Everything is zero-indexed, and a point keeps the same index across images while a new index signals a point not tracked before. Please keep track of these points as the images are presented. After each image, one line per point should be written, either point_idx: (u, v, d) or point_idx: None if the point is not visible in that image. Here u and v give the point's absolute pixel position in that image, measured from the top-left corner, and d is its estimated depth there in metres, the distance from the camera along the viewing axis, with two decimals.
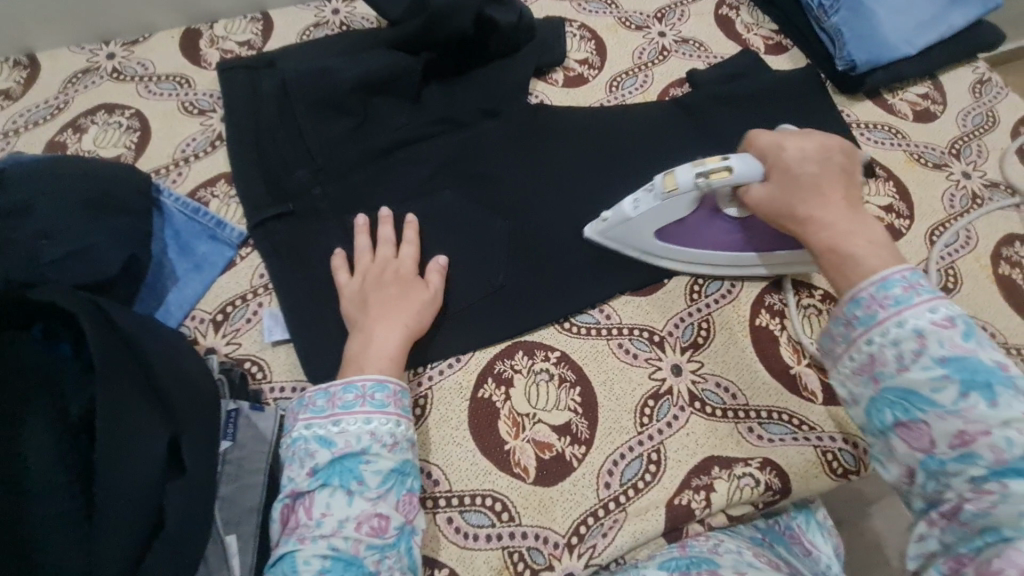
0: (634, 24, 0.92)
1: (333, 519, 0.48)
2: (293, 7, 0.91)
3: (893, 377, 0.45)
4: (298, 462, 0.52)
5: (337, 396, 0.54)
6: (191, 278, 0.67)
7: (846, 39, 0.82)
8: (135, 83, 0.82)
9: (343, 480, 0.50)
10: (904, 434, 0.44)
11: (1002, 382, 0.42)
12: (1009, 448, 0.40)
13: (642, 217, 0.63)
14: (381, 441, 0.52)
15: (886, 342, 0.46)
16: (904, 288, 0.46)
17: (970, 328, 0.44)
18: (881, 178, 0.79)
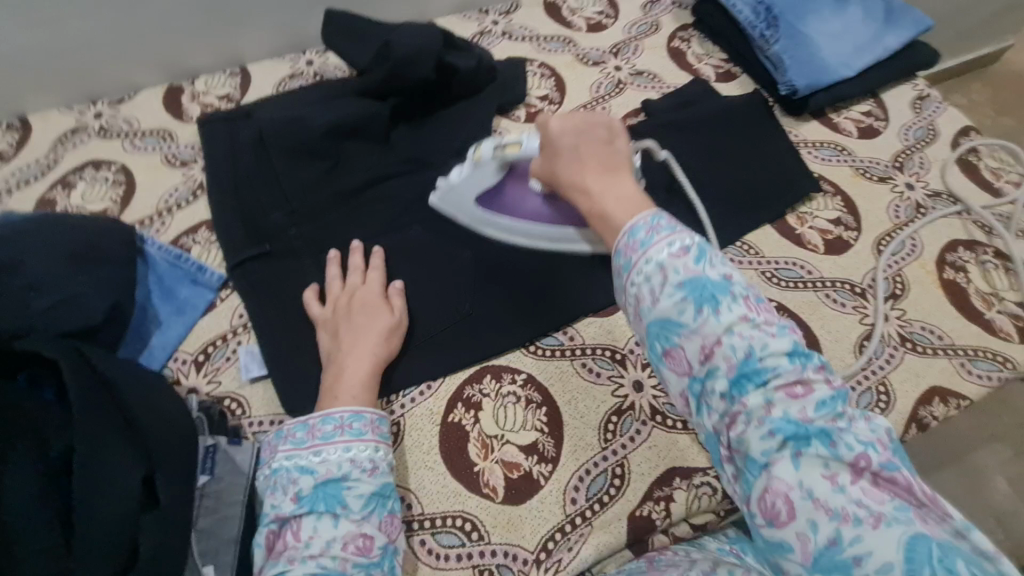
0: (591, 61, 0.98)
1: (321, 540, 0.50)
2: (270, 61, 0.97)
3: (650, 311, 0.47)
4: (280, 491, 0.54)
5: (315, 428, 0.57)
6: (172, 321, 0.71)
7: (787, 66, 0.87)
8: (121, 139, 0.88)
9: (328, 504, 0.52)
10: (668, 362, 0.47)
11: (725, 292, 0.46)
12: (734, 353, 0.44)
13: (464, 182, 0.69)
14: (362, 466, 0.55)
15: (642, 282, 0.47)
16: (647, 230, 0.49)
17: (702, 249, 0.47)
18: (828, 193, 0.83)
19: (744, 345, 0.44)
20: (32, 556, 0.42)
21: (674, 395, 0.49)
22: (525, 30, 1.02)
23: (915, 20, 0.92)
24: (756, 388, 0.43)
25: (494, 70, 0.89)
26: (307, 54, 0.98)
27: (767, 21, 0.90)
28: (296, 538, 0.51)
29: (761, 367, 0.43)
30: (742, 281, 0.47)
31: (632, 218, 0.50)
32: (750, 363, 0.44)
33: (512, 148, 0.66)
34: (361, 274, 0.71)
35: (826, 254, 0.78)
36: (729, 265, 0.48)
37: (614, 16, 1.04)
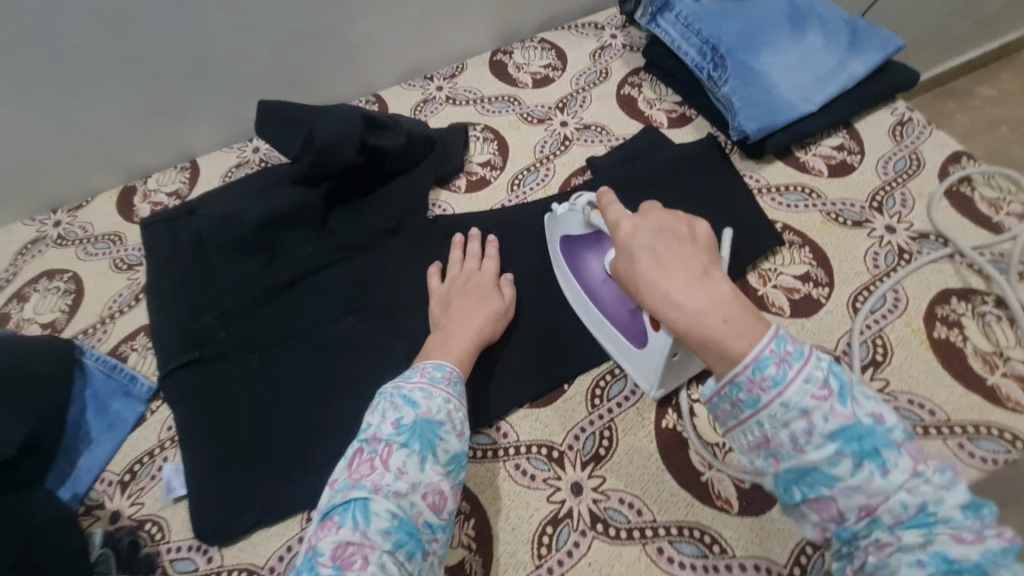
0: (536, 118, 0.94)
1: (409, 479, 0.50)
2: (219, 152, 0.99)
3: (791, 458, 0.44)
4: (379, 414, 0.54)
5: (426, 370, 0.59)
6: (103, 439, 0.70)
7: (737, 108, 0.80)
8: (76, 246, 0.90)
9: (423, 448, 0.52)
10: (812, 508, 0.44)
11: (886, 442, 0.42)
12: (904, 509, 0.41)
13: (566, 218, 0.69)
14: (456, 421, 0.56)
15: (776, 426, 0.44)
16: (776, 363, 0.44)
17: (843, 386, 0.44)
18: (795, 245, 0.75)
19: (915, 501, 0.41)
20: None
21: (806, 526, 0.45)
22: (469, 93, 0.99)
23: (884, 41, 0.83)
24: (920, 531, 0.40)
25: (430, 140, 0.87)
26: (254, 141, 0.99)
27: (714, 62, 0.84)
28: (385, 465, 0.50)
29: (933, 519, 0.40)
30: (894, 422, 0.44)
31: (755, 345, 0.45)
32: (921, 517, 0.41)
33: (596, 212, 0.64)
34: (462, 263, 0.73)
35: (793, 317, 0.69)
36: (879, 404, 0.45)
37: (562, 68, 1.01)
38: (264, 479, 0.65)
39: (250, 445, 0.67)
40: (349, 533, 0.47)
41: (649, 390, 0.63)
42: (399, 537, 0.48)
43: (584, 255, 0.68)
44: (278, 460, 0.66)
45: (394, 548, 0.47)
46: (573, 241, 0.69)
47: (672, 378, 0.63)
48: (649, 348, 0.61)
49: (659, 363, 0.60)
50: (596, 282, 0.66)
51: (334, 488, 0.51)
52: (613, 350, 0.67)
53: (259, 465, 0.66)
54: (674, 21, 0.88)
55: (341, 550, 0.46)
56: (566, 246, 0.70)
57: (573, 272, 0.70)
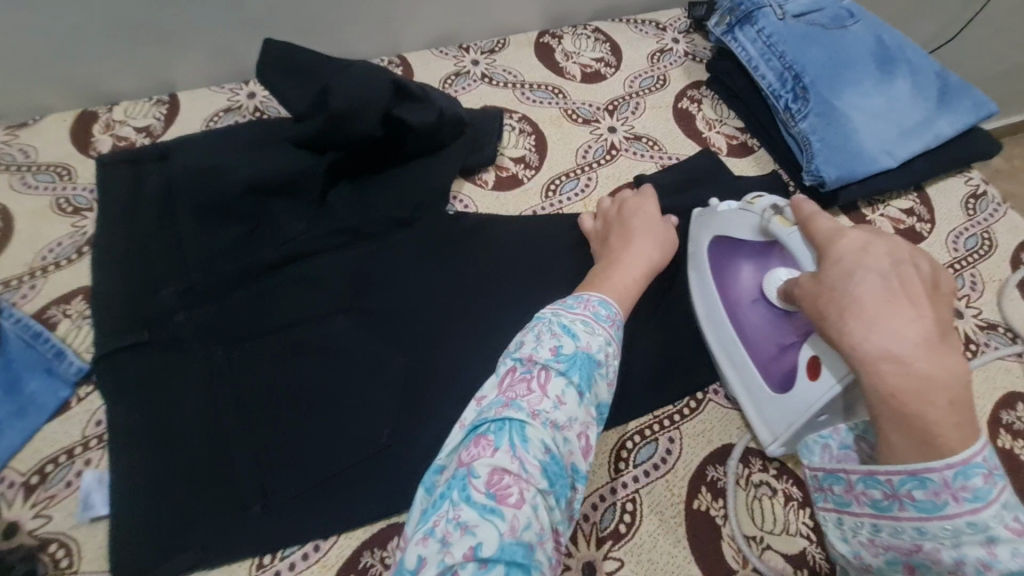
0: (581, 118, 0.83)
1: (567, 413, 0.46)
2: (205, 90, 0.83)
3: (932, 571, 0.42)
4: (535, 336, 0.49)
5: (586, 303, 0.54)
6: (9, 426, 0.56)
7: (814, 149, 0.72)
8: (11, 173, 0.74)
9: (581, 381, 0.48)
10: None
11: None
12: None
13: (728, 217, 0.61)
14: (611, 366, 0.51)
15: (944, 539, 0.42)
16: (985, 475, 0.40)
17: None
18: None
19: None
20: None
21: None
22: (509, 74, 0.87)
23: (976, 104, 0.76)
24: None
25: (461, 121, 0.74)
26: (249, 85, 0.84)
27: (795, 92, 0.75)
28: (543, 390, 0.46)
29: None
30: None
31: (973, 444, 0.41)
32: None
33: (783, 223, 0.56)
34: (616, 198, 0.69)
35: None
36: None
37: (616, 65, 0.89)
38: (210, 509, 0.53)
39: (198, 462, 0.55)
40: (505, 457, 0.42)
41: (768, 442, 0.57)
42: (550, 473, 0.43)
43: (741, 266, 0.61)
44: (230, 487, 0.54)
45: (546, 488, 0.43)
46: (737, 247, 0.61)
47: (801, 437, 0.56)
48: (791, 395, 0.55)
49: (800, 417, 0.53)
50: (746, 302, 0.60)
51: (481, 404, 0.46)
52: (732, 380, 0.60)
53: (209, 490, 0.54)
54: (755, 37, 0.79)
55: (495, 475, 0.41)
56: (717, 247, 0.63)
57: (718, 279, 0.62)
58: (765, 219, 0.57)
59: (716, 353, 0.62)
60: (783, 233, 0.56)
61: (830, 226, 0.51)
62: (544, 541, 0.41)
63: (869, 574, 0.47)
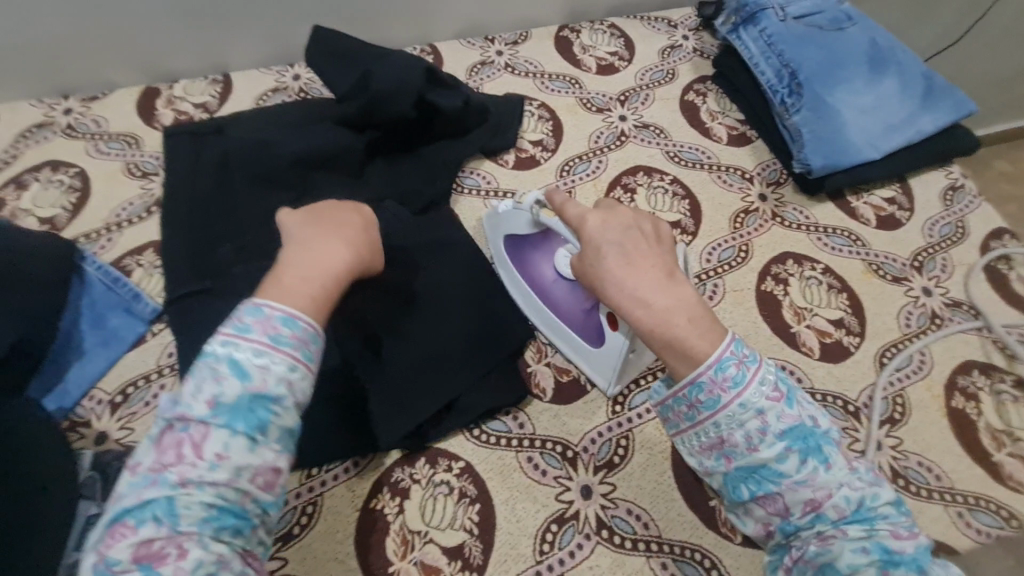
0: (595, 107, 0.91)
1: (230, 466, 0.41)
2: (255, 71, 0.92)
3: (744, 456, 0.47)
4: (194, 385, 0.43)
5: (240, 316, 0.46)
6: (96, 353, 0.66)
7: (805, 140, 0.79)
8: (86, 140, 0.83)
9: (248, 429, 0.42)
10: (758, 503, 0.47)
11: (828, 442, 0.47)
12: (847, 504, 0.45)
13: (508, 216, 0.69)
14: (297, 395, 0.45)
15: (732, 426, 0.47)
16: (736, 364, 0.48)
17: (789, 390, 0.48)
18: (833, 288, 0.75)
19: (856, 496, 0.45)
20: None
21: (752, 520, 0.49)
22: (530, 65, 0.95)
23: (956, 103, 0.83)
24: (864, 527, 0.44)
25: (483, 108, 0.82)
26: (295, 68, 0.93)
27: (790, 87, 0.82)
28: (197, 453, 0.41)
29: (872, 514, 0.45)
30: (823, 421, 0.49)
31: (716, 347, 0.48)
32: (862, 512, 0.45)
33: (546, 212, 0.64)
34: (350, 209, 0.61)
35: (820, 361, 0.69)
36: (814, 407, 0.49)
37: (628, 59, 0.97)
38: None
39: None
40: (151, 529, 0.39)
41: (606, 388, 0.65)
42: (220, 524, 0.40)
43: (529, 254, 0.69)
44: None
45: (213, 541, 0.40)
46: (518, 239, 0.69)
47: (626, 372, 0.65)
48: (606, 344, 0.63)
49: (617, 358, 0.62)
50: (547, 282, 0.67)
51: (134, 474, 0.41)
52: (561, 346, 0.68)
53: None
54: (757, 36, 0.86)
55: (144, 548, 0.39)
56: (506, 241, 0.71)
57: (517, 266, 0.70)
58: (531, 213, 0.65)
59: (539, 328, 0.69)
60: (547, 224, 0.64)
61: (576, 209, 0.58)
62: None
63: (708, 478, 0.51)
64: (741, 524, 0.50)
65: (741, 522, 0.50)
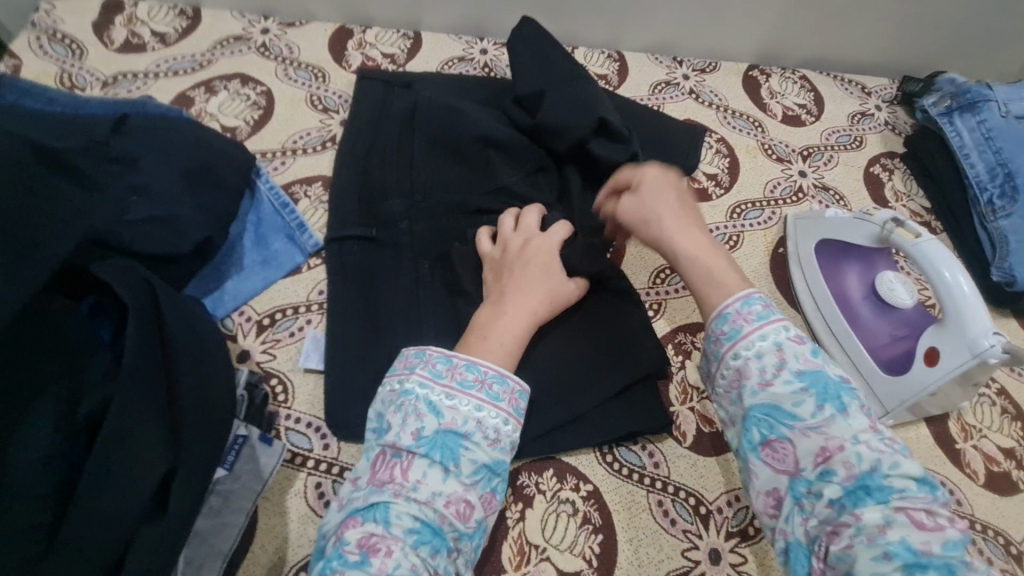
0: (775, 155, 0.87)
1: (429, 489, 0.45)
2: (444, 36, 0.92)
3: (759, 393, 0.47)
4: (400, 418, 0.48)
5: (433, 361, 0.51)
6: (254, 272, 0.66)
7: (1010, 249, 0.74)
8: (277, 63, 0.84)
9: (445, 458, 0.46)
10: (769, 450, 0.46)
11: (850, 395, 0.45)
12: (858, 463, 0.42)
13: (846, 226, 0.68)
14: (488, 430, 0.49)
15: (751, 357, 0.48)
16: (775, 314, 0.50)
17: (819, 346, 0.49)
18: (1007, 414, 0.68)
19: (869, 456, 0.42)
20: (23, 528, 0.37)
21: (759, 490, 0.46)
22: (715, 96, 0.92)
23: None
24: (872, 498, 0.40)
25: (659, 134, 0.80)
26: (483, 42, 0.92)
27: (1002, 188, 0.77)
28: (405, 474, 0.46)
29: (886, 483, 0.41)
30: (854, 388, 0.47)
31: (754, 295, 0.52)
32: (871, 475, 0.41)
33: (905, 233, 0.62)
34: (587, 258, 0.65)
35: (984, 488, 0.63)
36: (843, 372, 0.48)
37: (816, 115, 0.93)
38: None
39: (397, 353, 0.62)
40: (372, 523, 0.44)
41: (878, 416, 0.63)
42: (422, 539, 0.44)
43: (847, 268, 0.70)
44: None
45: (416, 548, 0.43)
46: (846, 252, 0.70)
47: (909, 413, 0.63)
48: (906, 378, 0.61)
49: (916, 394, 0.60)
50: (848, 296, 0.68)
51: (354, 485, 0.47)
52: (837, 359, 0.67)
53: None
54: (974, 126, 0.80)
55: (366, 539, 0.43)
56: (823, 248, 0.71)
57: (825, 276, 0.70)
58: (884, 228, 0.63)
59: (821, 333, 0.69)
60: (906, 244, 0.61)
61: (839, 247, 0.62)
62: None
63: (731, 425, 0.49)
64: (751, 497, 0.47)
65: (752, 494, 0.47)
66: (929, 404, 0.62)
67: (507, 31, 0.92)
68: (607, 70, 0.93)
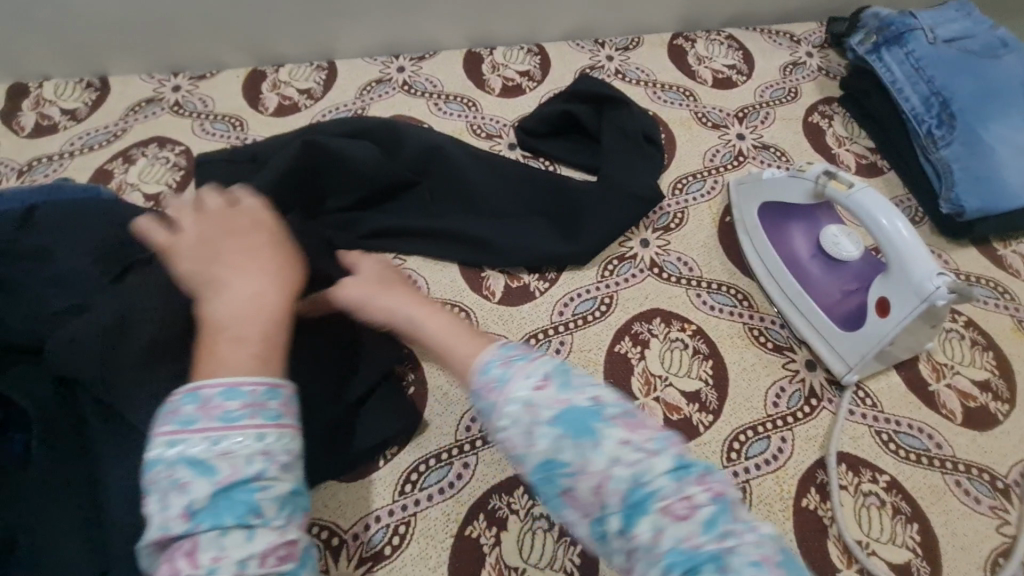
0: (710, 122, 0.85)
1: (229, 565, 0.32)
2: (360, 60, 0.90)
3: (527, 456, 0.33)
4: (158, 502, 0.33)
5: (176, 404, 0.35)
6: None
7: (955, 178, 0.72)
8: (192, 119, 0.83)
9: (234, 516, 0.32)
10: (568, 505, 0.33)
11: (598, 418, 0.33)
12: (624, 481, 0.32)
13: (783, 184, 0.66)
14: (282, 464, 0.35)
15: (510, 424, 0.34)
16: (502, 362, 0.36)
17: (563, 373, 0.35)
18: (977, 345, 0.67)
19: (629, 472, 0.32)
20: None
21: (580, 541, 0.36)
22: (641, 72, 0.90)
23: None
24: (646, 517, 0.31)
25: (567, 114, 0.78)
26: (399, 59, 0.90)
27: (939, 117, 0.75)
28: (191, 562, 0.32)
29: (648, 493, 0.31)
30: (611, 398, 0.35)
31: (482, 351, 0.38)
32: (640, 492, 0.31)
33: (837, 185, 0.60)
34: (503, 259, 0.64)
35: (963, 427, 0.62)
36: (596, 382, 0.35)
37: (747, 73, 0.91)
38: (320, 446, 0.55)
39: None
40: None
41: (842, 372, 0.63)
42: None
43: (793, 226, 0.68)
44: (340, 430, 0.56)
45: None
46: (789, 209, 0.68)
47: (874, 366, 0.62)
48: (862, 331, 0.60)
49: (874, 347, 0.59)
50: (797, 256, 0.67)
51: None
52: (794, 320, 0.67)
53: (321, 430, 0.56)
54: (903, 59, 0.79)
55: None
56: (768, 210, 0.69)
57: (772, 239, 0.69)
58: (817, 183, 0.61)
59: (778, 297, 0.68)
60: (841, 196, 0.59)
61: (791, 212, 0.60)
62: None
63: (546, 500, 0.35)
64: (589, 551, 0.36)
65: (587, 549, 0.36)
66: (891, 353, 0.61)
67: (422, 44, 0.90)
68: (529, 65, 0.91)
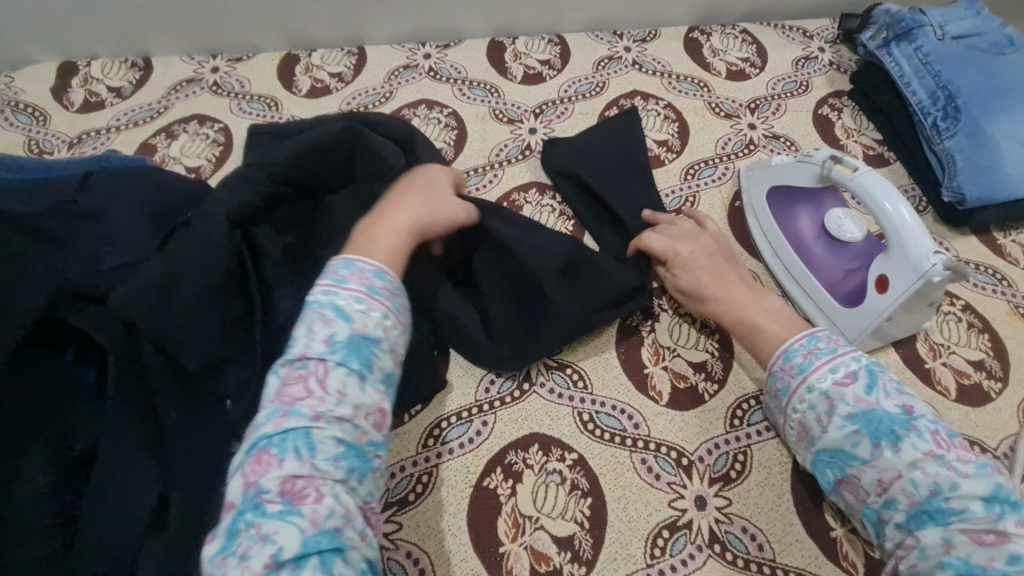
0: (723, 112, 0.88)
1: (350, 402, 0.43)
2: (388, 47, 0.94)
3: (819, 438, 0.52)
4: (307, 330, 0.46)
5: (336, 269, 0.49)
6: None
7: (957, 168, 0.76)
8: (230, 98, 0.87)
9: (360, 363, 0.45)
10: (845, 487, 0.50)
11: (904, 427, 0.47)
12: (917, 489, 0.45)
13: (791, 169, 0.70)
14: (394, 339, 0.48)
15: (804, 408, 0.53)
16: (805, 353, 0.54)
17: (870, 380, 0.50)
18: (974, 327, 0.70)
19: (927, 480, 0.45)
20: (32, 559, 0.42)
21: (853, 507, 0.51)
22: (657, 63, 0.94)
23: None
24: (935, 525, 0.43)
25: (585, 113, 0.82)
26: (426, 47, 0.95)
27: (945, 110, 0.78)
28: (323, 388, 0.43)
29: (945, 507, 0.43)
30: (926, 418, 0.48)
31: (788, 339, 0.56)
32: (936, 502, 0.44)
33: (843, 169, 0.63)
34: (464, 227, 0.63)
35: (956, 402, 0.65)
36: (906, 398, 0.49)
37: (760, 66, 0.94)
38: None
39: None
40: (292, 464, 0.40)
41: None
42: (350, 464, 0.42)
43: (798, 209, 0.72)
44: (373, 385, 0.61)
45: (344, 477, 0.42)
46: (796, 193, 0.71)
47: (872, 341, 0.65)
48: (861, 307, 0.64)
49: (872, 322, 0.63)
50: (801, 237, 0.70)
51: (260, 415, 0.43)
52: (797, 297, 0.70)
53: None
54: (911, 54, 0.82)
55: (289, 484, 0.40)
56: (775, 193, 0.73)
57: (778, 221, 0.72)
58: (823, 167, 0.65)
59: (782, 276, 0.71)
60: (845, 179, 0.63)
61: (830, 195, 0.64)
62: (355, 521, 0.41)
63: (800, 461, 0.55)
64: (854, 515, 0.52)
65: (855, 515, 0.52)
66: (888, 330, 0.64)
67: (447, 32, 0.94)
68: (549, 55, 0.94)
